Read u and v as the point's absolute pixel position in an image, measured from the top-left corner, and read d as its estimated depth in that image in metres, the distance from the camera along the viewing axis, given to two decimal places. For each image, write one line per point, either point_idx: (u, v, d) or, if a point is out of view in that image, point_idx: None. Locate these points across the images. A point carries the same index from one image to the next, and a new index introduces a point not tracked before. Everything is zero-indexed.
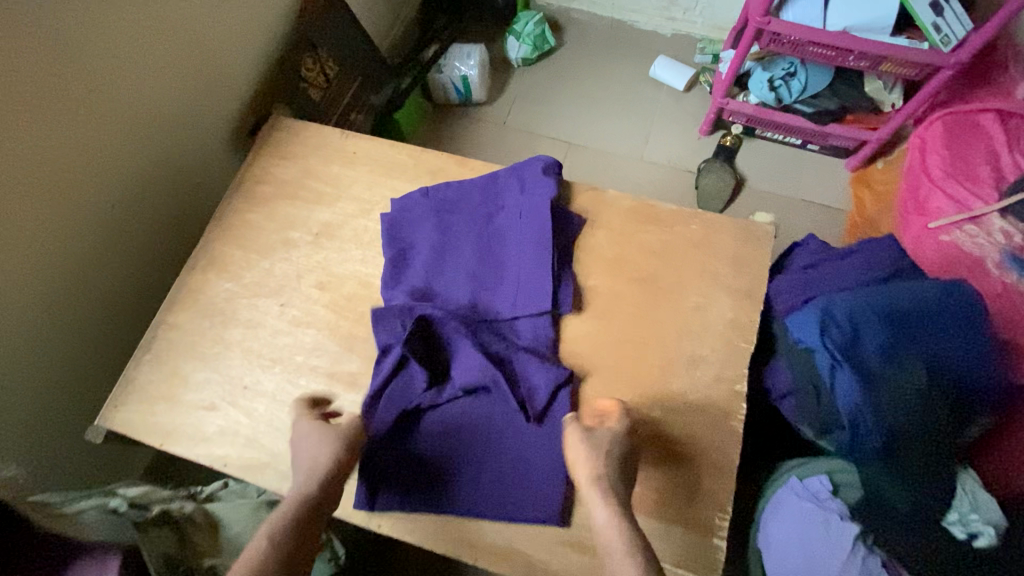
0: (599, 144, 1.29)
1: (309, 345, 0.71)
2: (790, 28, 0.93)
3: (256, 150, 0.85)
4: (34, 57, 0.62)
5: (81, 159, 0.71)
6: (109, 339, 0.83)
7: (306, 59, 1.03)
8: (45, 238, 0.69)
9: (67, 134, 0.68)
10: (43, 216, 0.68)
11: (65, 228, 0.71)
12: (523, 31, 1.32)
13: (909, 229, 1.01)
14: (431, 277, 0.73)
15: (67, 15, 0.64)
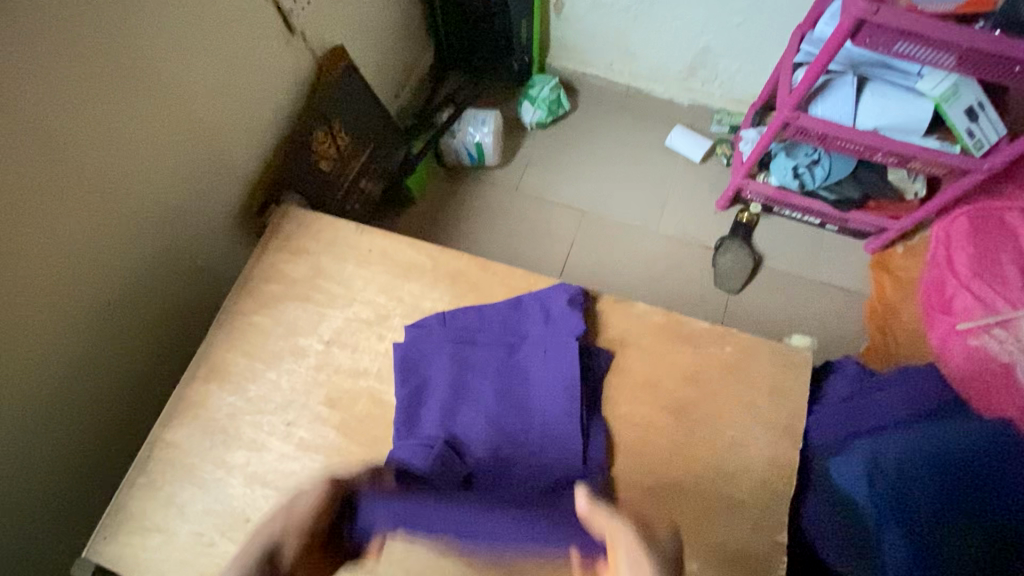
0: (614, 214, 1.26)
1: (316, 472, 0.66)
2: (818, 124, 0.92)
3: (263, 242, 0.80)
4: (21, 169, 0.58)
5: (71, 265, 0.66)
6: (98, 444, 0.77)
7: (317, 132, 0.99)
8: (26, 354, 0.63)
9: (54, 241, 0.63)
10: (28, 330, 0.63)
11: (51, 339, 0.66)
12: (539, 95, 1.30)
13: (936, 328, 0.96)
14: (449, 416, 0.66)
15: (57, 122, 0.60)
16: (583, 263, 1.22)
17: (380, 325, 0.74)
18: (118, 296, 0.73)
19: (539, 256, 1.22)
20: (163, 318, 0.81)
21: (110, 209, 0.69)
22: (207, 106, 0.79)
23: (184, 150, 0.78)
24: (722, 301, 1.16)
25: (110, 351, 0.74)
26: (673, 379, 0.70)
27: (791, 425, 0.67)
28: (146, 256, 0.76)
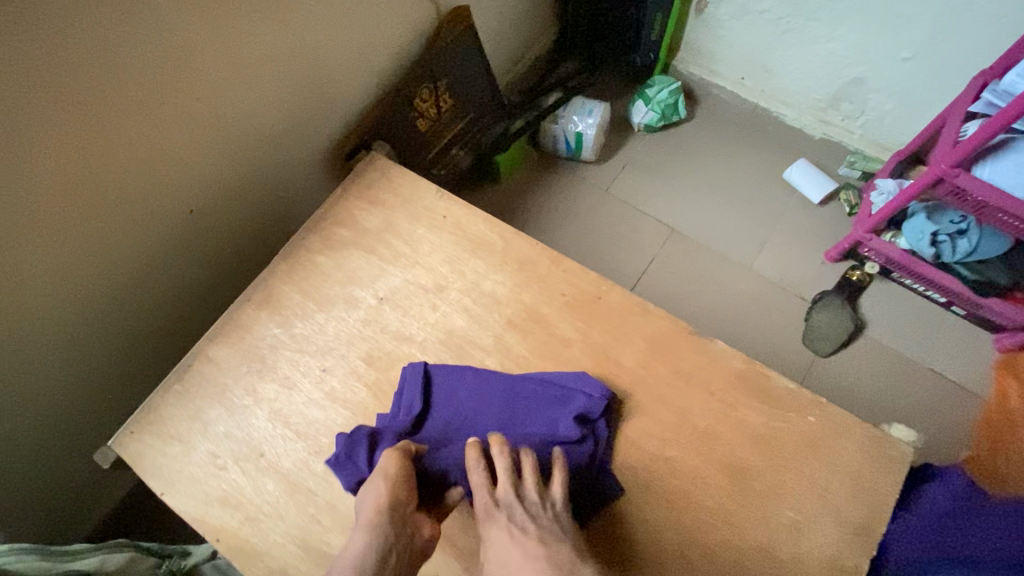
0: (705, 239, 1.15)
1: (339, 428, 0.64)
2: (979, 190, 0.78)
3: (345, 185, 0.79)
4: (146, 67, 0.59)
5: (163, 167, 0.67)
6: (152, 346, 0.78)
7: (422, 89, 0.97)
8: (107, 239, 0.65)
9: (160, 139, 0.65)
10: (112, 222, 0.65)
11: (124, 231, 0.67)
12: (655, 96, 1.21)
13: None
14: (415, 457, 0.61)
15: (185, 25, 0.61)
16: (661, 281, 1.13)
17: (436, 295, 0.70)
18: (198, 204, 0.74)
19: (614, 266, 1.15)
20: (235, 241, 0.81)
21: (202, 122, 0.69)
22: (324, 39, 0.78)
23: (291, 79, 0.77)
24: (807, 362, 1.04)
25: (176, 256, 0.75)
26: (737, 435, 0.61)
27: (869, 528, 0.57)
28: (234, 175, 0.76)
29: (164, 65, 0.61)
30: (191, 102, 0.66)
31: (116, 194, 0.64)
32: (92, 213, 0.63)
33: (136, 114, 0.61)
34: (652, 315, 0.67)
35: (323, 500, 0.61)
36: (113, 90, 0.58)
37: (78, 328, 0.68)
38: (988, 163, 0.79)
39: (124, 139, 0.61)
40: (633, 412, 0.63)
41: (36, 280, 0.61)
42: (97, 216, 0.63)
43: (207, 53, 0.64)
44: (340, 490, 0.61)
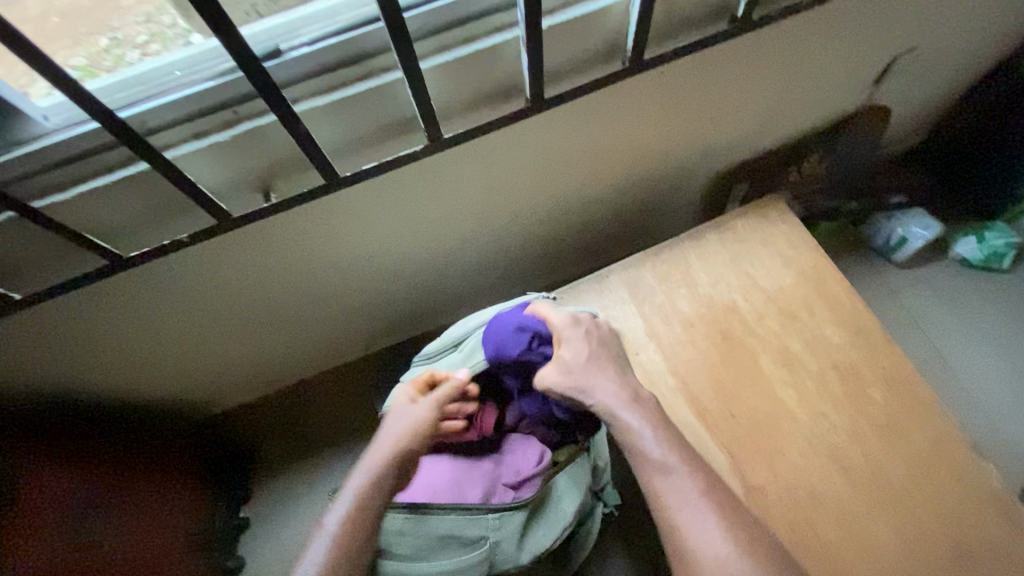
0: (967, 378, 1.24)
1: (689, 363, 0.94)
2: None
3: (745, 208, 1.07)
4: (705, 86, 0.91)
5: (656, 142, 1.00)
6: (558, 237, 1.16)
7: (816, 155, 1.19)
8: (605, 164, 1.00)
9: (671, 126, 0.98)
10: (612, 157, 0.99)
11: (614, 164, 1.02)
12: (991, 240, 1.30)
13: None
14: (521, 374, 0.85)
15: (738, 70, 0.91)
16: None
17: (786, 317, 0.96)
18: (649, 169, 1.07)
19: None
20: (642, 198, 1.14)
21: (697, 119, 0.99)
22: (786, 103, 1.06)
23: (751, 121, 1.06)
24: None
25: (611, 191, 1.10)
26: (970, 529, 0.81)
27: None
28: (675, 160, 1.08)
29: (712, 89, 0.93)
30: (701, 113, 0.98)
31: (628, 147, 0.98)
32: (613, 149, 0.97)
33: (674, 107, 0.93)
34: (947, 420, 0.87)
35: (667, 401, 0.92)
36: (681, 89, 0.90)
37: (552, 206, 1.06)
38: None
39: (660, 119, 0.95)
40: (904, 472, 0.85)
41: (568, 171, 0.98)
42: (612, 151, 0.97)
43: (732, 89, 0.95)
44: (678, 402, 0.92)
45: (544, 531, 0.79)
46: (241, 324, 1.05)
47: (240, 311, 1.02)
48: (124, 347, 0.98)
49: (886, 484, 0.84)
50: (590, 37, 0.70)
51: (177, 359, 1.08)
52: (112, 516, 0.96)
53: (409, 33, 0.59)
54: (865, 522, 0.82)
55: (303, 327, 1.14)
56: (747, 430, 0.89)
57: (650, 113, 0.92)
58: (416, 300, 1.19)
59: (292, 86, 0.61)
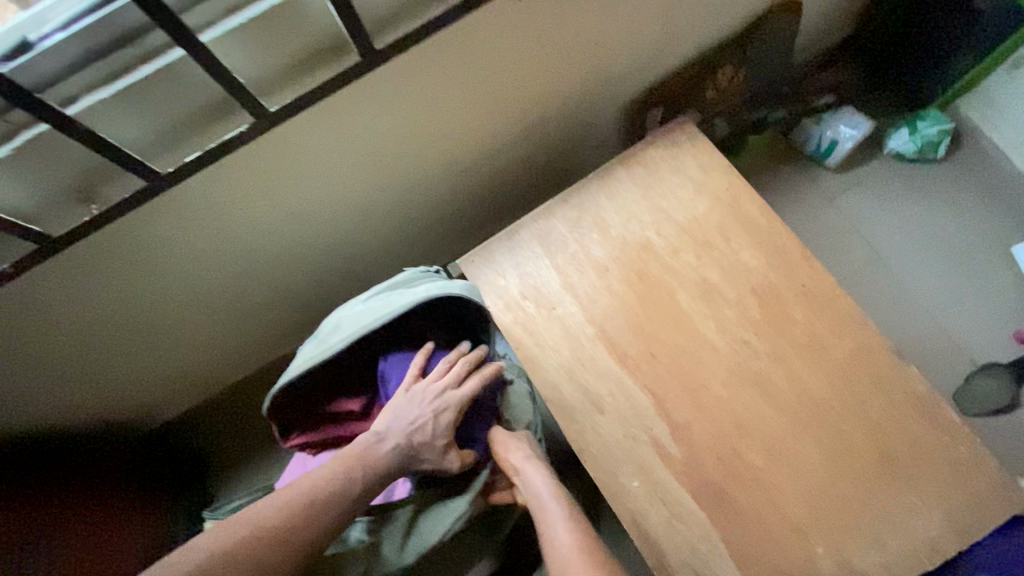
0: (905, 278, 1.22)
1: (607, 310, 0.91)
2: None
3: (654, 136, 1.00)
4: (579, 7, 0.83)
5: (542, 76, 0.92)
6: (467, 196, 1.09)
7: (728, 65, 1.12)
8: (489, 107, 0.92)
9: (554, 56, 0.89)
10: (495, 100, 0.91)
11: (503, 109, 0.94)
12: (924, 130, 1.24)
13: None
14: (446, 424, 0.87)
15: None
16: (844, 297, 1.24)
17: (701, 246, 0.92)
18: (545, 108, 0.99)
19: None
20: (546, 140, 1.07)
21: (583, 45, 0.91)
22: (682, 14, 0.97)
23: (647, 38, 0.97)
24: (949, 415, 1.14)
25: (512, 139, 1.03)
26: (895, 433, 0.81)
27: (970, 532, 0.76)
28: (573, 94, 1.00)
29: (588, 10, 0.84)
30: (586, 38, 0.89)
31: (509, 85, 0.90)
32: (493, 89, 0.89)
33: (550, 33, 0.84)
34: (867, 329, 0.86)
35: (588, 353, 0.89)
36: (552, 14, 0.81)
37: (448, 165, 0.99)
38: None
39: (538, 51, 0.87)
40: (827, 388, 0.84)
41: (448, 122, 0.90)
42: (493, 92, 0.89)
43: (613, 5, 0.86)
44: (599, 353, 0.89)
45: (439, 513, 0.80)
46: (144, 336, 0.99)
47: (136, 324, 0.96)
48: (20, 375, 0.91)
49: (812, 402, 0.83)
50: None
51: (90, 381, 1.02)
52: (52, 535, 0.90)
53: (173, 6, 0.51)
54: (791, 443, 0.82)
55: (216, 333, 1.08)
56: (671, 370, 0.86)
57: (524, 47, 0.84)
58: (331, 287, 1.13)
59: (62, 81, 0.53)
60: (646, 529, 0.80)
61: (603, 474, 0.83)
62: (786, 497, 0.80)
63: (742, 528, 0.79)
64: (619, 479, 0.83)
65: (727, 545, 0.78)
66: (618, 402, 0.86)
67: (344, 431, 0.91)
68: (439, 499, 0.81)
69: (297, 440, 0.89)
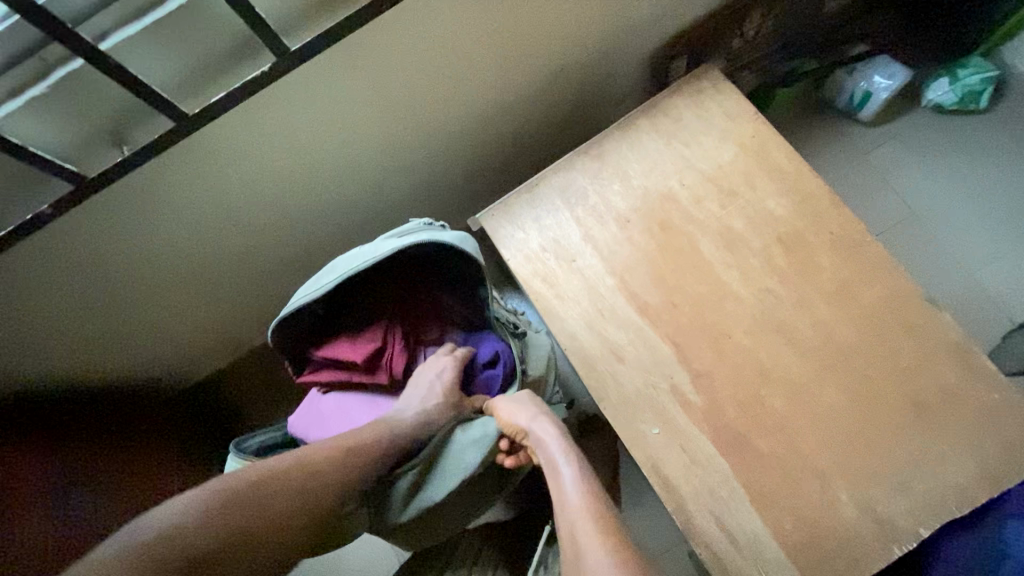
0: (941, 234, 1.17)
1: (628, 261, 0.90)
2: None
3: (678, 85, 0.98)
4: None
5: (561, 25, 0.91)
6: (485, 153, 1.09)
7: (755, 13, 1.09)
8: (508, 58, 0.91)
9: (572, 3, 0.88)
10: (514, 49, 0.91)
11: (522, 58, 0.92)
12: (964, 79, 1.18)
13: None
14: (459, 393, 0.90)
15: None
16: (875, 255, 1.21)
17: (725, 195, 0.90)
18: (564, 58, 0.98)
19: None
20: (565, 95, 1.06)
21: None
22: None
23: None
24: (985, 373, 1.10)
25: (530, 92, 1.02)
26: (923, 381, 0.79)
27: (1001, 479, 0.75)
28: (593, 45, 0.99)
29: None
30: None
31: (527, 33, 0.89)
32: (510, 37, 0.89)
33: None
34: (898, 276, 0.83)
35: (607, 303, 0.89)
36: None
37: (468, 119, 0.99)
38: None
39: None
40: (854, 336, 0.82)
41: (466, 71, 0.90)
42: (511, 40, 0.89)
43: None
44: (620, 303, 0.89)
45: (443, 479, 0.79)
46: (179, 292, 1.02)
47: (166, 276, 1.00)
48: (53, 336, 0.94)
49: (836, 348, 0.82)
50: None
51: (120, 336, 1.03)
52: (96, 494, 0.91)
53: None
54: (816, 391, 0.81)
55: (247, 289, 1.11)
56: (692, 319, 0.86)
57: None
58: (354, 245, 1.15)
59: (96, 14, 0.55)
60: (666, 476, 0.81)
61: (623, 421, 0.83)
62: (809, 443, 0.79)
63: (764, 475, 0.79)
64: (638, 427, 0.83)
65: (746, 491, 0.78)
66: (638, 351, 0.86)
67: (351, 375, 0.90)
68: (444, 450, 0.81)
69: (307, 376, 0.90)
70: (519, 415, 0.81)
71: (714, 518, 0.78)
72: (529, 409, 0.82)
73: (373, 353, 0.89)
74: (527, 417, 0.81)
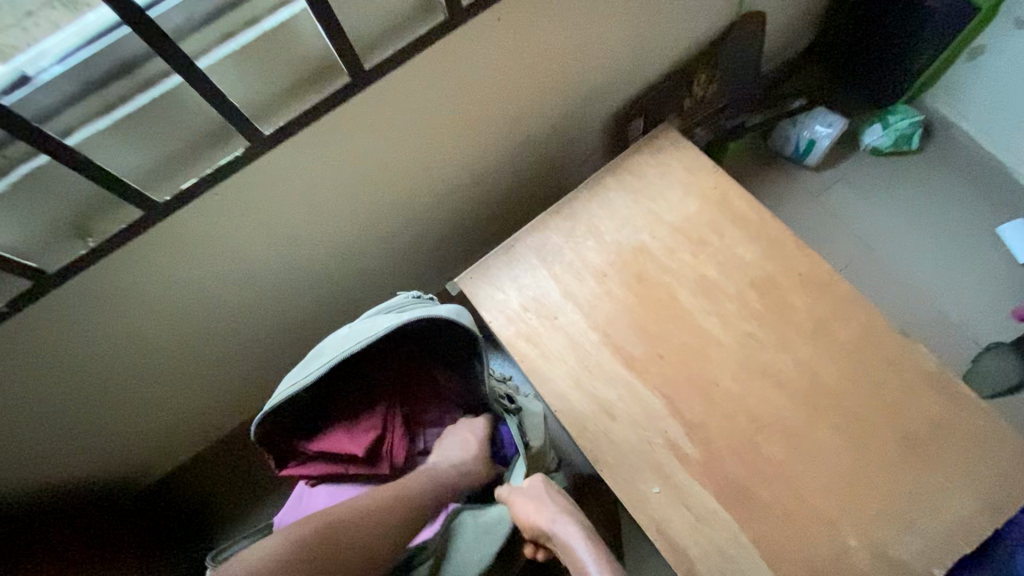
0: (899, 266, 1.23)
1: (610, 316, 0.90)
2: None
3: (639, 144, 1.03)
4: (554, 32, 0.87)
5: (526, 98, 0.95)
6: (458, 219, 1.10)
7: (702, 76, 1.17)
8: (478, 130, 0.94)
9: (535, 78, 0.92)
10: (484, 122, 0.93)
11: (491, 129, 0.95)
12: (895, 124, 1.29)
13: None
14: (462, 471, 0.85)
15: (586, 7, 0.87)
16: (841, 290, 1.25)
17: (697, 245, 0.93)
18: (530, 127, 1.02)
19: None
20: (534, 159, 1.09)
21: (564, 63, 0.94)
22: (651, 32, 1.02)
23: (620, 55, 1.02)
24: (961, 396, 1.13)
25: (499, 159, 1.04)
26: (911, 413, 0.80)
27: (1001, 508, 0.75)
28: (556, 112, 1.03)
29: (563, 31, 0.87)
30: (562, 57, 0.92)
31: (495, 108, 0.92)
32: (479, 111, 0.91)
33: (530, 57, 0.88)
34: (870, 312, 0.86)
35: (594, 360, 0.88)
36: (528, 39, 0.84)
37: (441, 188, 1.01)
38: None
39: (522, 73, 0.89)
40: (837, 373, 0.83)
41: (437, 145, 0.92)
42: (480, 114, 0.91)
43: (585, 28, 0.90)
44: (606, 359, 0.88)
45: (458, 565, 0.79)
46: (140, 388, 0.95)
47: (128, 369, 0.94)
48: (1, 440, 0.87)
49: (823, 387, 0.83)
50: None
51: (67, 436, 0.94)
52: None
53: (170, 33, 0.54)
54: (811, 433, 0.80)
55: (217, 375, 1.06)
56: (680, 370, 0.86)
57: (506, 68, 0.86)
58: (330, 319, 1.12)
59: (60, 114, 0.54)
60: (673, 538, 0.77)
61: (622, 482, 0.81)
62: (812, 489, 0.78)
63: (771, 527, 0.76)
64: (639, 488, 0.80)
65: (756, 546, 0.76)
66: (630, 407, 0.85)
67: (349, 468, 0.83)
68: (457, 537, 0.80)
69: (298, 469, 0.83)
70: (524, 505, 0.78)
71: None
72: (535, 494, 0.79)
73: (374, 443, 0.83)
74: (533, 504, 0.78)
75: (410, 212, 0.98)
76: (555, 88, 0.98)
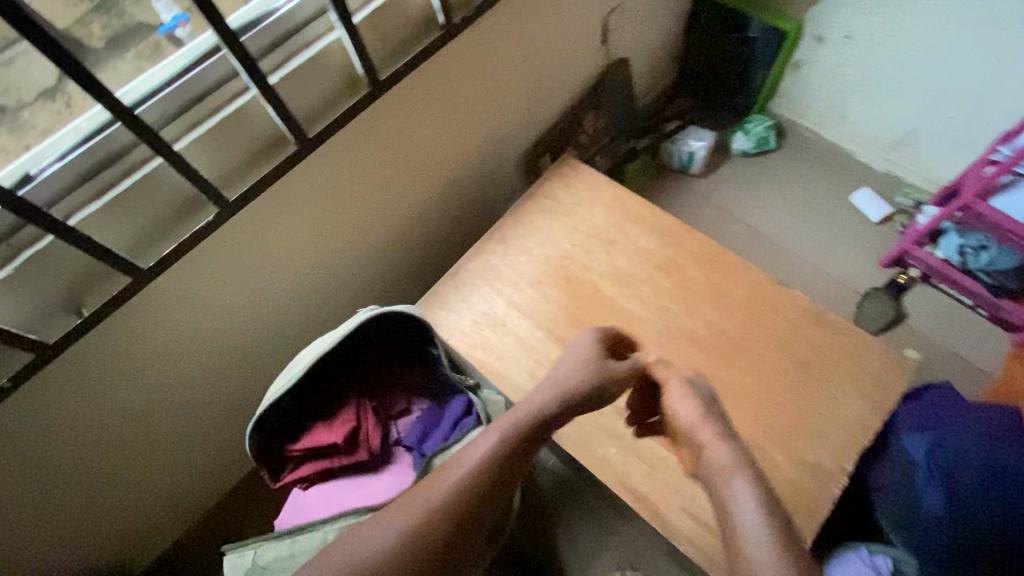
0: (783, 242, 1.47)
1: (549, 315, 1.05)
2: (936, 263, 1.29)
3: (548, 173, 1.22)
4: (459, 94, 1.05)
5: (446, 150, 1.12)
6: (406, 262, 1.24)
7: (590, 114, 1.40)
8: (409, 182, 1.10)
9: (450, 133, 1.10)
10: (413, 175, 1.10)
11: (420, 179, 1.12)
12: (754, 130, 1.57)
13: None
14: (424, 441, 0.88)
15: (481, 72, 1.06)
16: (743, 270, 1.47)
17: (609, 245, 1.11)
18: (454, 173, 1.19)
19: None
20: (463, 201, 1.26)
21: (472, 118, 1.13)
22: (540, 84, 1.24)
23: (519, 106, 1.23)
24: None
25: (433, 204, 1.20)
26: (802, 345, 0.98)
27: (884, 405, 0.92)
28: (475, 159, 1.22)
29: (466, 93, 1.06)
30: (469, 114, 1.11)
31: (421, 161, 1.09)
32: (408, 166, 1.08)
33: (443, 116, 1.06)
34: (754, 272, 1.05)
35: (542, 354, 1.01)
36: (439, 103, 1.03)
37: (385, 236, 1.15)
38: (950, 234, 1.27)
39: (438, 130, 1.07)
40: (738, 325, 1.00)
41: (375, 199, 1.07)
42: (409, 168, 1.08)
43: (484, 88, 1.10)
44: (552, 351, 1.02)
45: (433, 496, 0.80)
46: (126, 466, 0.99)
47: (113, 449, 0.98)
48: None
49: (730, 339, 0.99)
50: (326, 73, 0.80)
51: (51, 529, 0.95)
52: None
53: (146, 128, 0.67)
54: (728, 377, 0.96)
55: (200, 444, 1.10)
56: None
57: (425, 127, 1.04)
58: None
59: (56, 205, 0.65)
60: (635, 488, 0.89)
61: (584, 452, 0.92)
62: (738, 422, 0.92)
63: None
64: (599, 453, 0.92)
65: None
66: None
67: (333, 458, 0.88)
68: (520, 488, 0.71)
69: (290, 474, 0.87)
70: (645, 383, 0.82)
71: (687, 513, 0.87)
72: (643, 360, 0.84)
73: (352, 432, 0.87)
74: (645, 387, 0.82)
75: (362, 259, 1.11)
76: (469, 139, 1.16)
